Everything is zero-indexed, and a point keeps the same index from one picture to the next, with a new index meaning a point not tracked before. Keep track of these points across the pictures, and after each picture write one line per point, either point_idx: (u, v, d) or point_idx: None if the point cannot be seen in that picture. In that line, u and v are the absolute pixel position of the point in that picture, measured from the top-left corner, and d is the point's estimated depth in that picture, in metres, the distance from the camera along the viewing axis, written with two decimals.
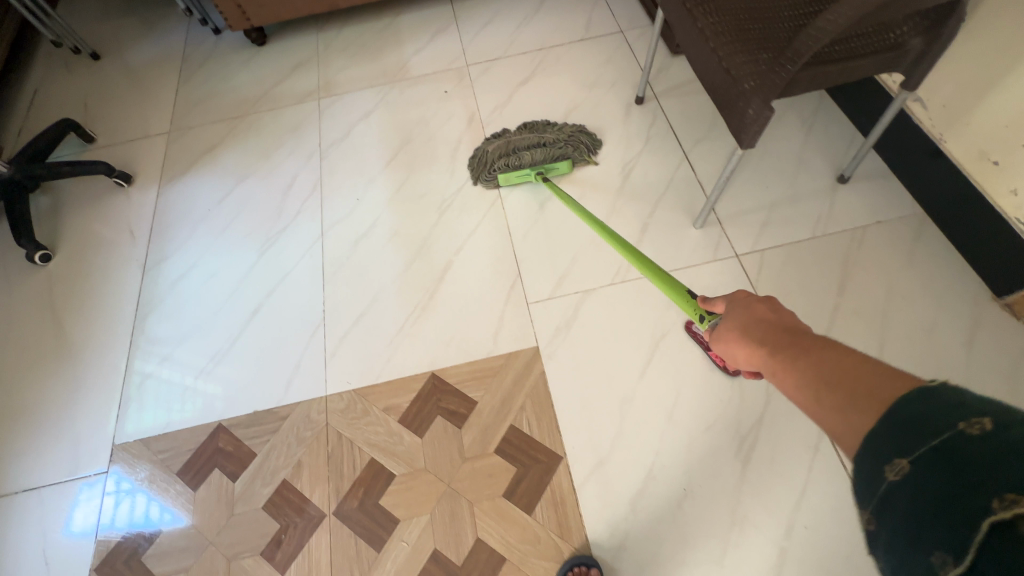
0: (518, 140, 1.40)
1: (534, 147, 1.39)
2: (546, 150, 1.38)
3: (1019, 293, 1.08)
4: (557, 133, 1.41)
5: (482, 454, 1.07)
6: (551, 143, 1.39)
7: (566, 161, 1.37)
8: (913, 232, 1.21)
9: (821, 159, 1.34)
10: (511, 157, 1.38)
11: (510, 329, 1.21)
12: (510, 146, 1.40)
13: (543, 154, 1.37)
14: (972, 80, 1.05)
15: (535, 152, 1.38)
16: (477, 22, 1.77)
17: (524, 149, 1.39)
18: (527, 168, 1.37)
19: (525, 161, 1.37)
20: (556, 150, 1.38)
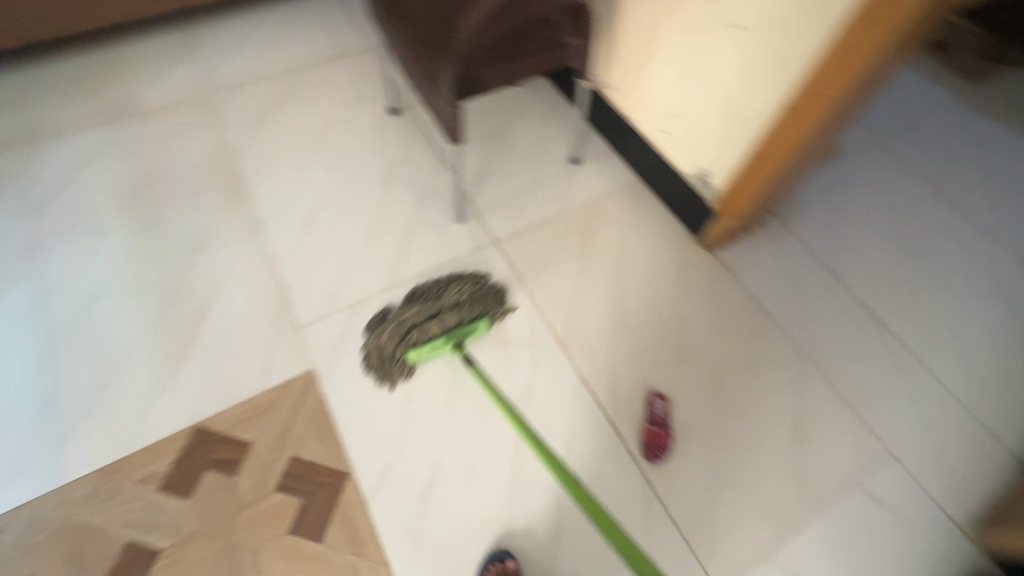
0: (411, 308, 1.13)
1: (442, 314, 1.12)
2: (455, 311, 1.12)
3: (705, 232, 1.33)
4: (464, 297, 1.16)
5: (261, 496, 1.00)
6: (458, 300, 1.15)
7: (483, 319, 1.14)
8: (633, 197, 1.44)
9: (557, 146, 1.52)
10: (416, 334, 1.08)
11: (282, 358, 1.15)
12: (412, 328, 1.10)
13: (454, 317, 1.11)
14: (633, 69, 1.28)
15: (445, 319, 1.11)
16: (219, 47, 1.67)
17: (428, 317, 1.11)
18: (438, 338, 1.09)
19: (435, 331, 1.09)
20: (468, 307, 1.14)
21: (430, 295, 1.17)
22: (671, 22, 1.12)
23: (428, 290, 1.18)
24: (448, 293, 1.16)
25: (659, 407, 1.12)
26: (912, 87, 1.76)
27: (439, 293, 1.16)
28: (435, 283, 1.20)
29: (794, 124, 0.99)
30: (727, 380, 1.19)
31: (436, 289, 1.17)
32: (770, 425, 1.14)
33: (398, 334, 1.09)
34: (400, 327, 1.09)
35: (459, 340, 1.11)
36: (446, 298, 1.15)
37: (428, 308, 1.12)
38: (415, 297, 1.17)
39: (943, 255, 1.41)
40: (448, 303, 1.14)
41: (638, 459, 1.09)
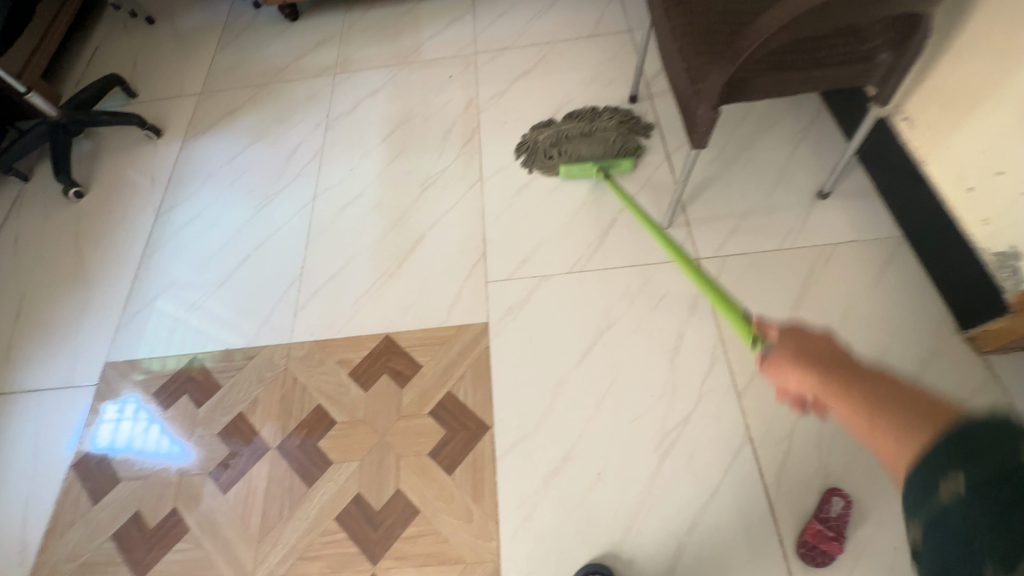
0: (574, 133, 1.45)
1: (596, 144, 1.42)
2: (607, 147, 1.40)
3: (981, 326, 1.03)
4: (615, 129, 1.44)
5: (416, 414, 1.14)
6: (612, 139, 1.42)
7: (629, 158, 1.39)
8: (885, 255, 1.18)
9: (803, 173, 1.32)
10: (574, 154, 1.41)
11: (465, 303, 1.26)
12: (570, 148, 1.42)
13: (605, 151, 1.40)
14: (954, 103, 1.01)
15: (598, 149, 1.41)
16: (493, 11, 1.82)
17: (583, 145, 1.42)
18: (589, 162, 1.39)
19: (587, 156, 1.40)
20: (619, 147, 1.41)
21: (586, 120, 1.47)
22: None
23: (587, 118, 1.48)
24: (599, 122, 1.45)
25: (837, 506, 0.94)
26: None
27: (596, 125, 1.45)
28: (591, 113, 1.49)
29: None
30: None
31: (595, 121, 1.46)
32: None
33: (559, 149, 1.42)
34: (563, 146, 1.43)
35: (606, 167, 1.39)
36: (602, 130, 1.44)
37: (586, 138, 1.42)
38: (578, 122, 1.47)
39: None
40: (603, 138, 1.42)
41: (787, 549, 0.94)
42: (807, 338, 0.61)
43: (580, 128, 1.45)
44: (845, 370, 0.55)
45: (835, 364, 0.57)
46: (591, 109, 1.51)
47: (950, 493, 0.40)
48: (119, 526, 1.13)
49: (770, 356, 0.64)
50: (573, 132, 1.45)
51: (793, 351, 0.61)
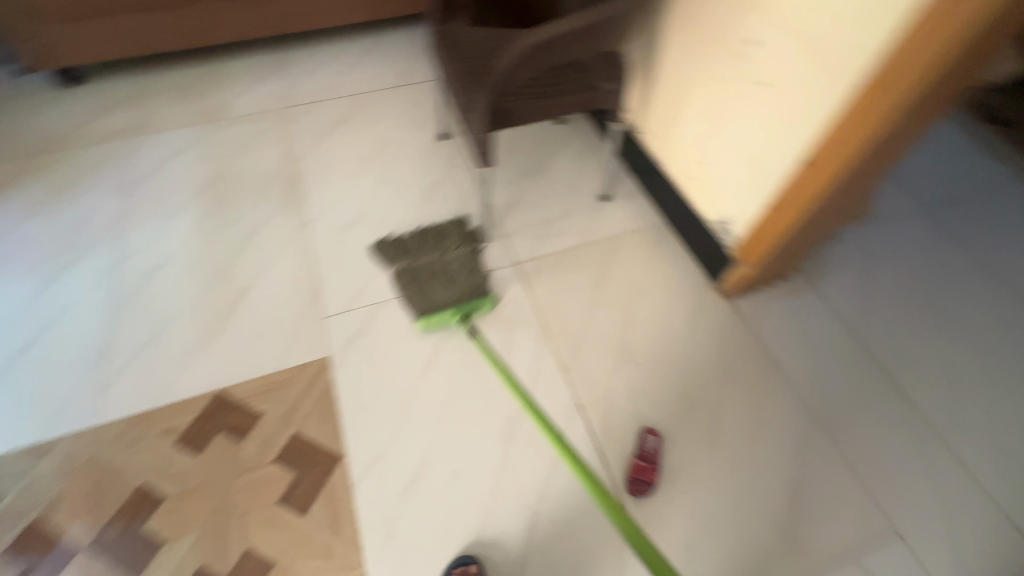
0: (428, 273, 1.32)
1: (449, 282, 1.30)
2: (463, 289, 1.28)
3: (723, 278, 1.33)
4: (467, 262, 1.36)
5: (261, 464, 1.09)
6: (468, 278, 1.31)
7: (489, 297, 1.28)
8: (655, 237, 1.47)
9: (589, 182, 1.59)
10: (428, 299, 1.27)
11: (303, 342, 1.26)
12: (422, 291, 1.28)
13: (462, 292, 1.28)
14: (667, 116, 1.34)
15: (452, 290, 1.29)
16: (303, 68, 1.90)
17: (436, 287, 1.29)
18: (449, 307, 1.25)
19: (445, 300, 1.27)
20: (476, 286, 1.30)
21: (440, 254, 1.38)
22: (702, 74, 1.18)
23: (439, 252, 1.39)
24: (454, 256, 1.37)
25: (650, 444, 1.10)
26: (972, 161, 1.69)
27: (450, 260, 1.35)
28: (442, 245, 1.41)
29: (811, 180, 0.99)
30: (726, 428, 1.16)
31: (442, 252, 1.38)
32: (763, 480, 1.10)
33: (412, 295, 1.28)
34: (418, 290, 1.28)
35: (466, 313, 1.26)
36: (456, 266, 1.34)
37: (438, 277, 1.31)
38: (433, 258, 1.37)
39: (985, 336, 1.32)
40: (455, 276, 1.32)
41: (620, 489, 1.09)
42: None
43: (429, 264, 1.33)
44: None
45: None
46: (439, 236, 1.43)
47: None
48: None
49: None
50: (427, 271, 1.32)
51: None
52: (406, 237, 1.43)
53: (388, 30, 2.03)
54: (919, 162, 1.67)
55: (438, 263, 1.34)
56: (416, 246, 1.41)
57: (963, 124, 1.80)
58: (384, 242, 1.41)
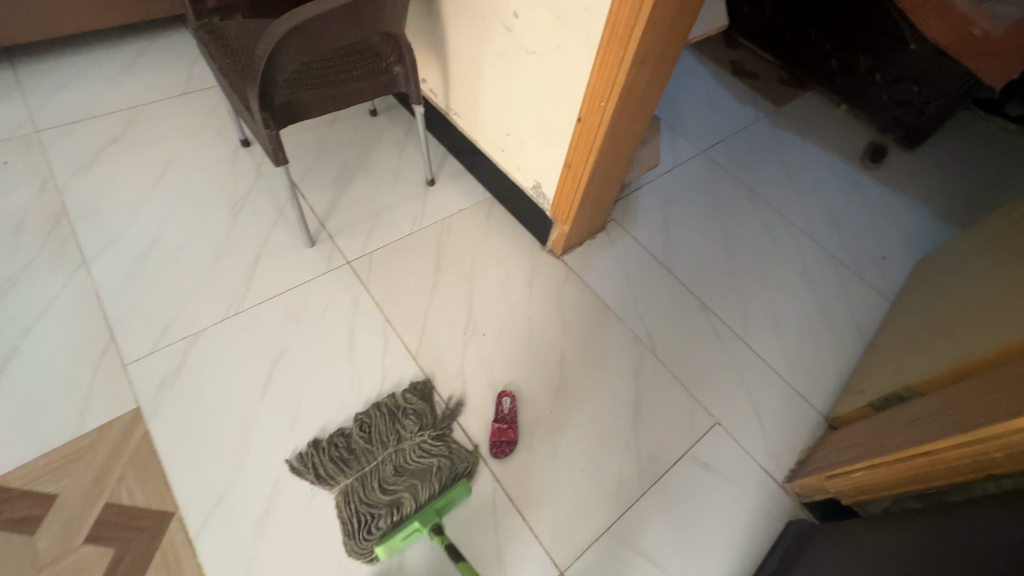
0: (385, 483, 1.01)
1: (413, 485, 1.01)
2: (431, 483, 1.02)
3: (549, 238, 1.43)
4: (434, 446, 1.08)
5: (66, 551, 0.91)
6: (437, 470, 1.04)
7: (464, 484, 1.03)
8: (485, 212, 1.53)
9: (413, 170, 1.59)
10: (388, 516, 0.97)
11: (102, 398, 1.07)
12: (381, 505, 0.99)
13: (430, 489, 1.01)
14: (468, 94, 1.39)
15: (416, 492, 1.00)
16: (52, 84, 1.59)
17: (397, 492, 1.00)
18: (414, 517, 0.97)
19: (409, 509, 0.98)
20: (446, 476, 1.03)
21: (397, 444, 1.07)
22: (484, 49, 1.23)
23: (397, 445, 1.07)
24: (414, 447, 1.06)
25: (506, 404, 1.16)
26: (729, 107, 2.03)
27: (410, 457, 1.05)
28: (397, 429, 1.09)
29: (588, 134, 1.10)
30: (573, 373, 1.26)
31: (396, 436, 1.08)
32: (609, 409, 1.22)
33: (368, 510, 0.98)
34: (373, 510, 0.98)
35: (437, 518, 0.98)
36: (417, 461, 1.05)
37: (396, 478, 1.02)
38: (388, 457, 1.05)
39: (760, 248, 1.61)
40: (418, 469, 1.03)
41: (486, 456, 1.11)
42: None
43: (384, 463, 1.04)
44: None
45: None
46: (392, 416, 1.10)
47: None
48: None
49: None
50: (383, 481, 1.02)
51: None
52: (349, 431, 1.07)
53: (158, 33, 1.79)
54: (692, 115, 1.96)
55: (396, 464, 1.04)
56: (361, 441, 1.06)
57: (721, 78, 2.15)
58: (314, 446, 1.04)
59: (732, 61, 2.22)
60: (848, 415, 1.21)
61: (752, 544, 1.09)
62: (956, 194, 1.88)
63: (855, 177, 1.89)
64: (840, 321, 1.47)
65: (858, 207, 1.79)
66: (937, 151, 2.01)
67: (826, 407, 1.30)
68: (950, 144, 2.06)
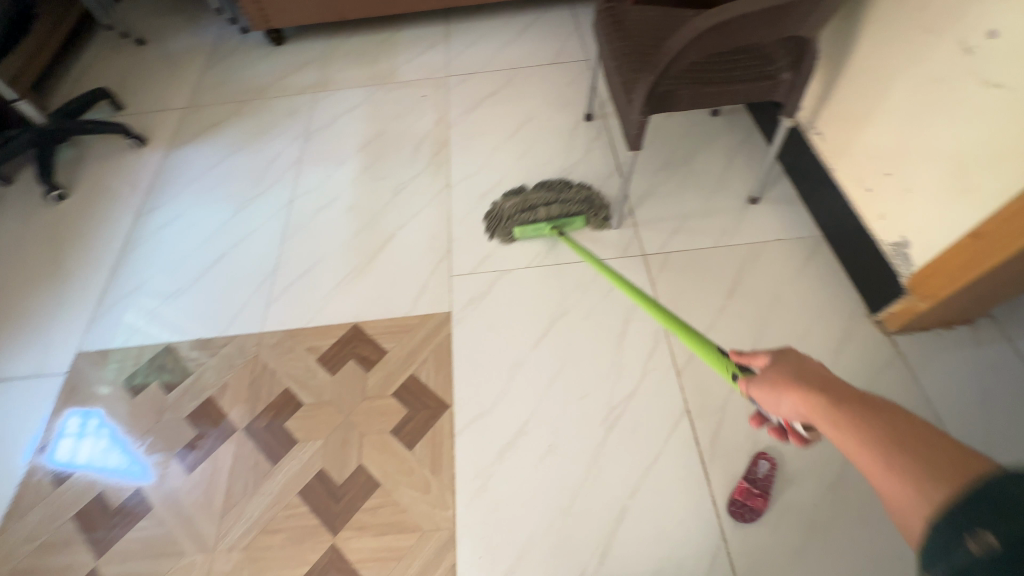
0: (537, 204, 1.41)
1: (553, 207, 1.40)
2: (562, 205, 1.40)
3: (886, 309, 1.16)
4: (578, 189, 1.44)
5: (380, 395, 1.21)
6: (568, 200, 1.41)
7: (581, 216, 1.38)
8: (807, 251, 1.32)
9: (738, 182, 1.47)
10: (529, 215, 1.40)
11: (430, 295, 1.35)
12: (528, 207, 1.42)
13: (559, 209, 1.39)
14: (851, 116, 1.18)
15: (553, 208, 1.39)
16: (466, 40, 1.99)
17: (541, 205, 1.41)
18: (541, 221, 1.39)
19: (540, 215, 1.39)
20: (578, 205, 1.40)
21: (556, 189, 1.44)
22: (911, 73, 1.01)
23: (554, 182, 1.47)
24: (567, 192, 1.43)
25: (763, 467, 1.03)
26: None
27: (561, 194, 1.42)
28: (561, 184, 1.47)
29: None
30: (857, 476, 1.03)
31: (559, 184, 1.46)
32: (894, 545, 0.96)
33: (519, 206, 1.42)
34: (522, 212, 1.41)
35: (559, 227, 1.38)
36: (565, 197, 1.41)
37: (547, 197, 1.42)
38: (547, 192, 1.43)
39: None
40: (562, 198, 1.41)
41: (719, 508, 1.02)
42: (796, 368, 0.58)
43: (543, 188, 1.45)
44: (852, 400, 0.51)
45: (819, 383, 0.55)
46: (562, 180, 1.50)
47: (980, 549, 0.32)
48: (82, 505, 1.15)
49: (759, 377, 0.62)
50: (538, 201, 1.42)
51: (787, 373, 0.59)
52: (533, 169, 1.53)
53: (549, 7, 2.05)
54: None
55: (550, 196, 1.42)
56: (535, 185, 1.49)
57: None
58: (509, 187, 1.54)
59: None
60: None
61: None
62: None
63: None
64: None
65: None
66: None
67: None
68: None
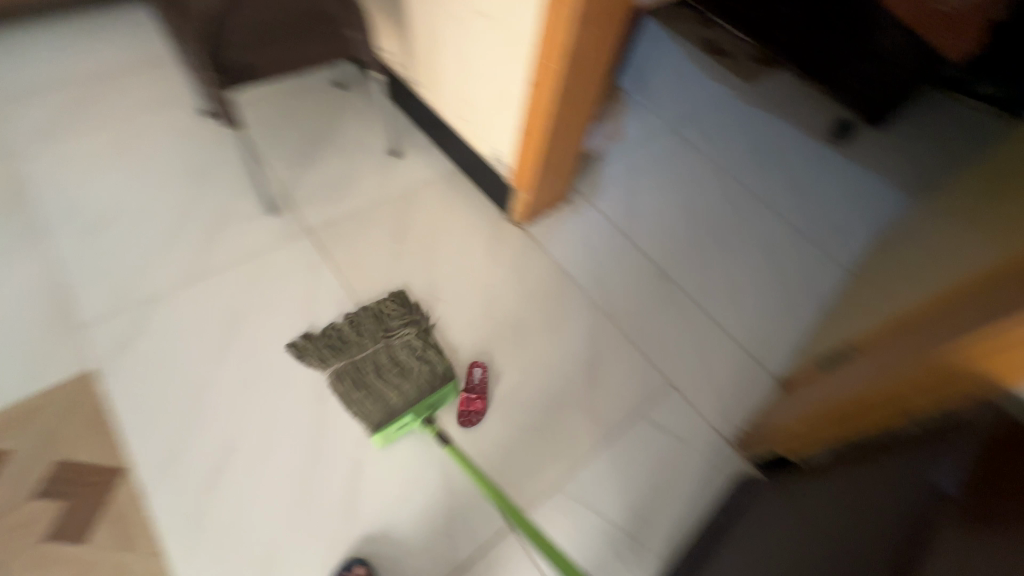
0: (378, 374, 1.08)
1: (403, 376, 1.07)
2: (418, 377, 1.07)
3: (510, 208, 1.44)
4: (417, 339, 1.14)
5: (15, 506, 0.93)
6: (424, 368, 1.08)
7: (452, 383, 1.08)
8: (449, 183, 1.53)
9: (379, 141, 1.58)
10: (383, 403, 1.03)
11: (57, 361, 1.08)
12: (365, 386, 1.06)
13: (417, 385, 1.06)
14: (428, 61, 1.39)
15: (408, 384, 1.06)
16: (13, 55, 1.58)
17: (385, 379, 1.07)
18: (405, 411, 1.03)
19: (399, 403, 1.03)
20: (436, 371, 1.08)
21: (384, 342, 1.13)
22: (441, 15, 1.24)
23: (364, 324, 1.16)
24: (401, 342, 1.13)
25: (478, 374, 1.18)
26: (700, 84, 2.04)
27: (395, 349, 1.12)
28: (384, 325, 1.17)
29: (541, 99, 1.10)
30: (530, 339, 1.28)
31: (381, 323, 1.17)
32: (565, 375, 1.24)
33: (354, 386, 1.07)
34: (367, 396, 1.05)
35: (430, 410, 1.05)
36: (405, 355, 1.11)
37: (385, 365, 1.09)
38: (375, 350, 1.12)
39: (724, 221, 1.62)
40: (410, 361, 1.09)
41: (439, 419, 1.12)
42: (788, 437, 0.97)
43: (370, 342, 1.13)
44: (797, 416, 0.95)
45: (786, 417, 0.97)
46: (378, 316, 1.18)
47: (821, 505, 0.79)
48: None
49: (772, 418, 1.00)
50: (371, 367, 1.09)
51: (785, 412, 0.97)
52: (336, 331, 1.15)
53: (122, 4, 1.77)
54: (662, 91, 1.97)
55: (381, 353, 1.11)
56: (350, 335, 1.15)
57: (692, 55, 2.16)
58: (311, 340, 1.14)
59: (704, 38, 2.23)
60: (798, 376, 1.22)
61: (697, 502, 1.12)
62: (918, 167, 1.89)
63: (821, 153, 1.90)
64: (799, 291, 1.49)
65: (824, 181, 1.81)
66: (906, 128, 2.01)
67: (780, 368, 1.32)
68: (921, 120, 2.05)
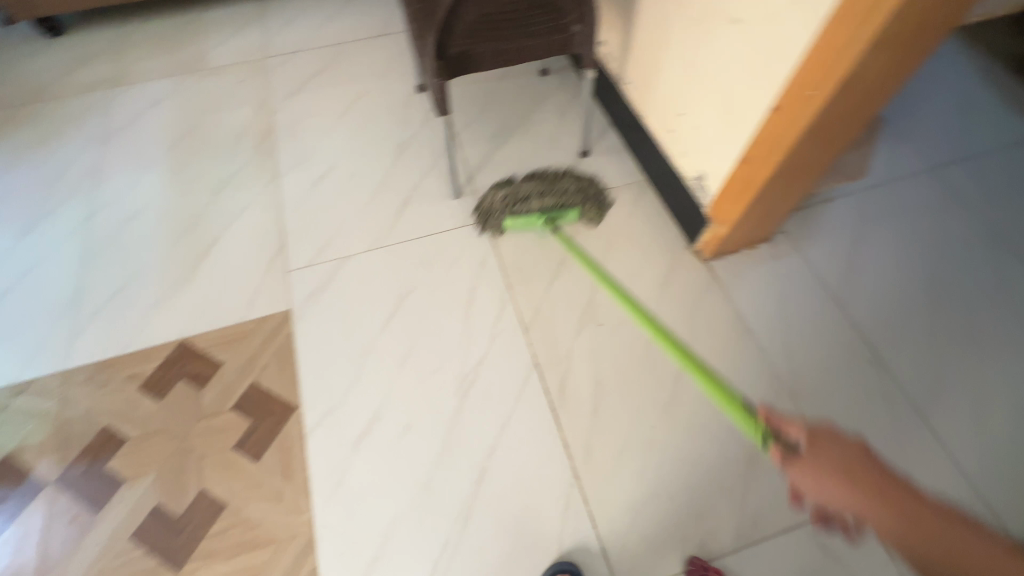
0: (528, 192, 1.32)
1: (546, 198, 1.31)
2: (556, 196, 1.32)
3: (698, 239, 1.27)
4: (574, 190, 1.34)
5: (219, 411, 1.11)
6: (566, 198, 1.32)
7: (575, 209, 1.32)
8: (635, 196, 1.40)
9: (570, 138, 1.51)
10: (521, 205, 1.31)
11: (267, 296, 1.26)
12: (518, 198, 1.32)
13: (552, 201, 1.31)
14: (647, 62, 1.25)
15: (546, 201, 1.31)
16: (284, 18, 1.84)
17: (533, 196, 1.32)
18: (535, 214, 1.30)
19: (535, 208, 1.30)
20: (571, 199, 1.32)
21: (548, 180, 1.35)
22: (679, 15, 1.09)
23: (544, 173, 1.37)
24: (559, 182, 1.34)
25: None
26: (990, 117, 1.55)
27: (552, 184, 1.34)
28: (555, 171, 1.38)
29: (779, 126, 0.91)
30: (687, 393, 1.13)
31: (552, 174, 1.37)
32: (718, 445, 1.07)
33: (509, 198, 1.32)
34: (513, 198, 1.32)
35: (553, 220, 1.31)
36: (558, 189, 1.33)
37: (539, 189, 1.33)
38: (538, 183, 1.34)
39: (985, 307, 1.23)
40: (555, 191, 1.32)
41: (571, 453, 1.06)
42: None
43: (535, 179, 1.35)
44: None
45: None
46: (554, 170, 1.39)
47: None
48: None
49: None
50: (530, 188, 1.33)
51: None
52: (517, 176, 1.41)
53: None
54: (932, 119, 1.53)
55: (540, 184, 1.34)
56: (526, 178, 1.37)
57: (988, 76, 1.64)
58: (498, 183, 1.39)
59: (1012, 55, 1.68)
60: None
61: None
62: None
63: None
64: None
65: None
66: None
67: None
68: None
